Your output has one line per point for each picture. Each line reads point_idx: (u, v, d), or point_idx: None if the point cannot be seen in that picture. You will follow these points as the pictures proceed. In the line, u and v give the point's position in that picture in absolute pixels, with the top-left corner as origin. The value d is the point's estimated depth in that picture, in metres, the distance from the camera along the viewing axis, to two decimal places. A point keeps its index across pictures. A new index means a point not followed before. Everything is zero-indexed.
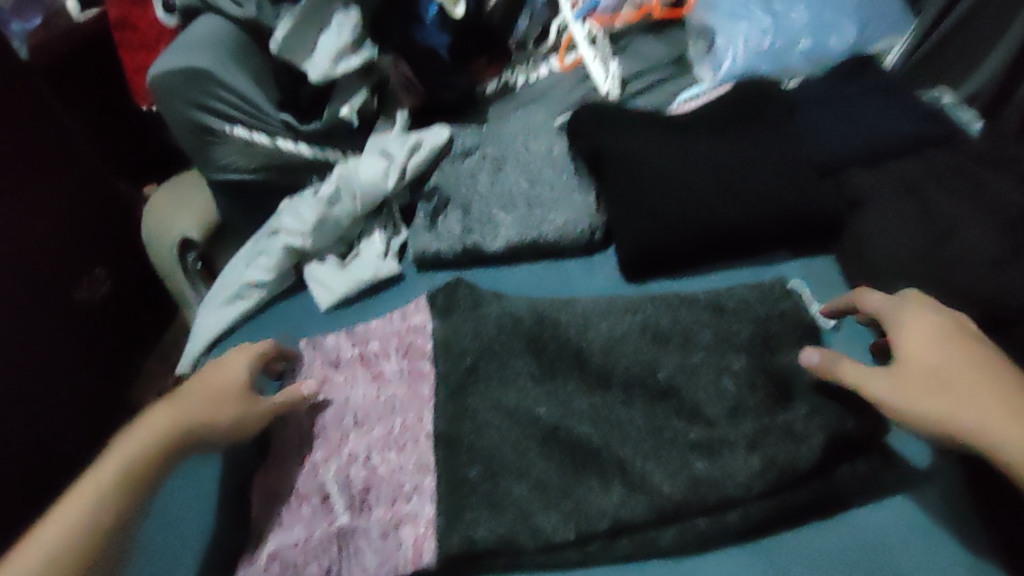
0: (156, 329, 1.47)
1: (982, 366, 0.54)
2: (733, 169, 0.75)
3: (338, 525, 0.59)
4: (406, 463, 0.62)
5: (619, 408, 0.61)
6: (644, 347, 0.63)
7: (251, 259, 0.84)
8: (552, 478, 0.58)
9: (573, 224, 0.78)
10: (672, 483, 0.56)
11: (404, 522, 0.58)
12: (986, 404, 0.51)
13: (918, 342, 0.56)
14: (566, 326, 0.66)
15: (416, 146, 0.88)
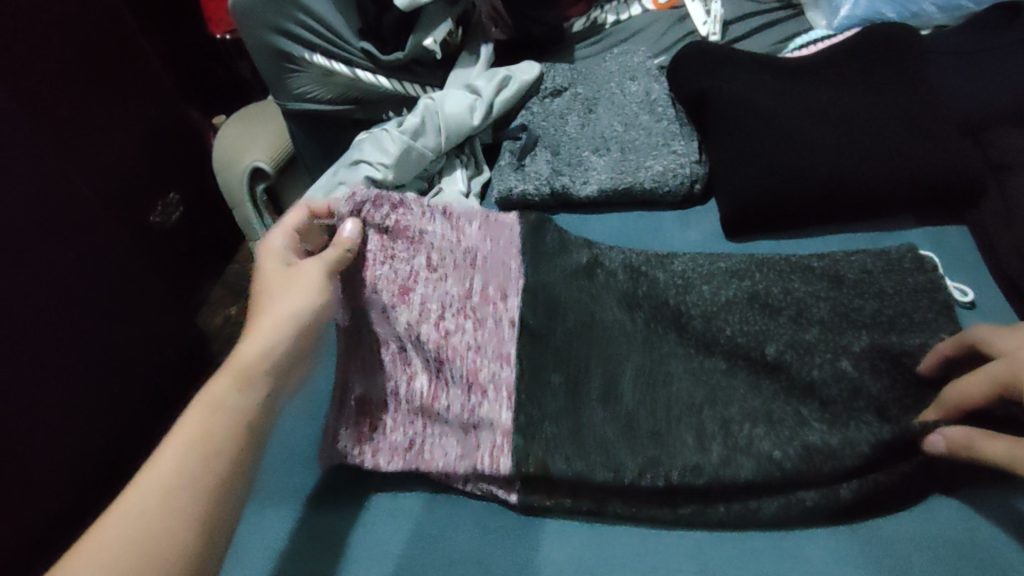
0: (219, 257, 1.50)
1: None
2: (856, 121, 0.69)
3: (419, 394, 0.59)
4: (484, 349, 0.59)
5: (720, 373, 0.57)
6: (752, 316, 0.59)
7: (330, 191, 0.81)
8: (642, 428, 0.56)
9: (671, 172, 0.72)
10: (782, 449, 0.52)
11: (481, 426, 0.57)
12: None
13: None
14: (665, 290, 0.62)
15: (505, 81, 0.84)
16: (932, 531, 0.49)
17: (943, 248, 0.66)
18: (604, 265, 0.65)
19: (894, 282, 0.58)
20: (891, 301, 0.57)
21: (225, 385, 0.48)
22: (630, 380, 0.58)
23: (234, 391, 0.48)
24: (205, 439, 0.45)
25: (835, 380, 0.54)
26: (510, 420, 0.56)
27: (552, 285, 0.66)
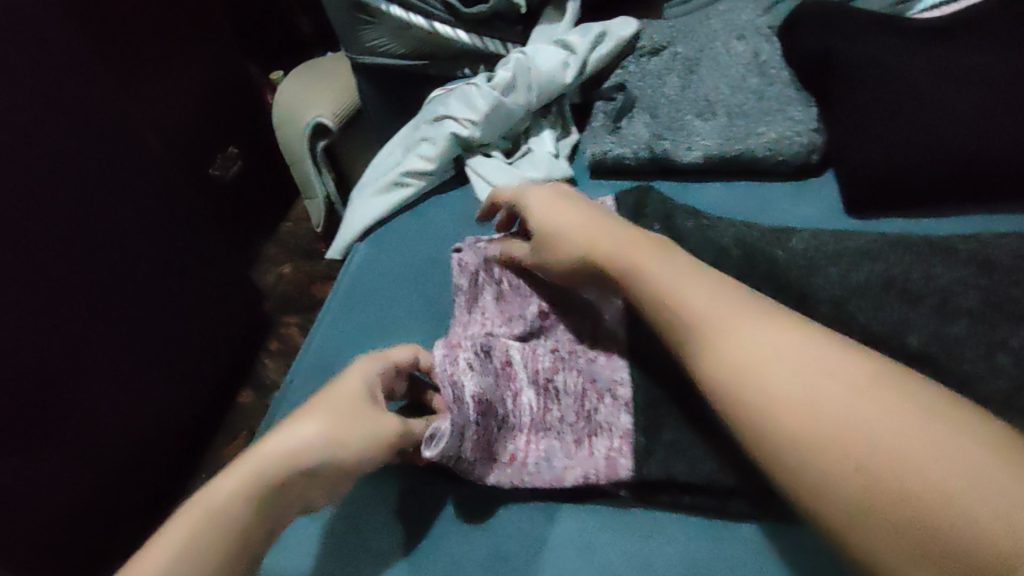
0: (273, 217, 1.48)
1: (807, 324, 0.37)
2: (1008, 89, 0.61)
3: (528, 410, 0.54)
4: (598, 363, 0.56)
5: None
6: (887, 303, 0.53)
7: (411, 146, 0.80)
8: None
9: (785, 140, 0.67)
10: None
11: (597, 434, 0.53)
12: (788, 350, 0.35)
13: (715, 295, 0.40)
14: (785, 269, 0.57)
15: (600, 36, 0.78)
16: None
17: None
18: (715, 243, 0.60)
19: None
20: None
21: (248, 483, 0.42)
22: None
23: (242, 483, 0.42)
24: (200, 546, 0.40)
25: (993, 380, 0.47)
26: (629, 423, 0.52)
27: None
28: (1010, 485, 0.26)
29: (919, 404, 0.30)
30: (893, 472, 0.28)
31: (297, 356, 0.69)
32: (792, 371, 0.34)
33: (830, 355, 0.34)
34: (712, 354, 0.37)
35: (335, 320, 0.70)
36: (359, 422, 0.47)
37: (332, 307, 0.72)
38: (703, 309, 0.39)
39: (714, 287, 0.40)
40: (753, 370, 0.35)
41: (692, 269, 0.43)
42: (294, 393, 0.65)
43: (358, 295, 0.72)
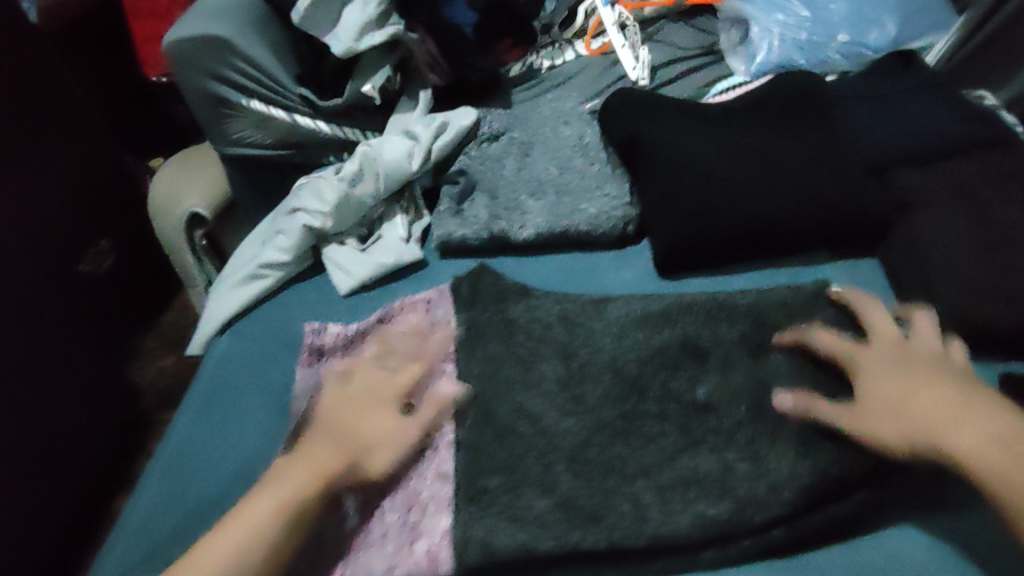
0: (152, 307, 1.46)
1: (944, 378, 0.55)
2: (775, 164, 0.72)
3: (349, 530, 0.58)
4: (422, 470, 0.60)
5: (652, 419, 0.59)
6: (681, 362, 0.61)
7: (269, 239, 0.83)
8: (580, 496, 0.56)
9: (603, 215, 0.75)
10: (716, 505, 0.54)
11: (419, 535, 0.56)
12: (929, 417, 0.52)
13: (896, 391, 0.54)
14: (600, 339, 0.64)
15: (442, 127, 0.86)
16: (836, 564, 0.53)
17: (854, 282, 0.69)
18: (541, 321, 0.67)
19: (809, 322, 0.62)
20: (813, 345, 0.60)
21: (255, 539, 0.53)
22: (567, 447, 0.58)
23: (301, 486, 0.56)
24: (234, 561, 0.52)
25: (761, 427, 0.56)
26: (448, 525, 0.56)
27: (490, 334, 0.68)
28: None
29: (974, 418, 0.52)
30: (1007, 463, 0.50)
31: (154, 457, 0.69)
32: (966, 440, 0.51)
33: (936, 405, 0.53)
34: (905, 423, 0.53)
35: (192, 416, 0.71)
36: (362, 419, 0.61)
37: (190, 402, 0.73)
38: (891, 401, 0.54)
39: (917, 383, 0.55)
40: (949, 445, 0.51)
41: (908, 359, 0.57)
42: (148, 498, 0.65)
43: (215, 389, 0.73)
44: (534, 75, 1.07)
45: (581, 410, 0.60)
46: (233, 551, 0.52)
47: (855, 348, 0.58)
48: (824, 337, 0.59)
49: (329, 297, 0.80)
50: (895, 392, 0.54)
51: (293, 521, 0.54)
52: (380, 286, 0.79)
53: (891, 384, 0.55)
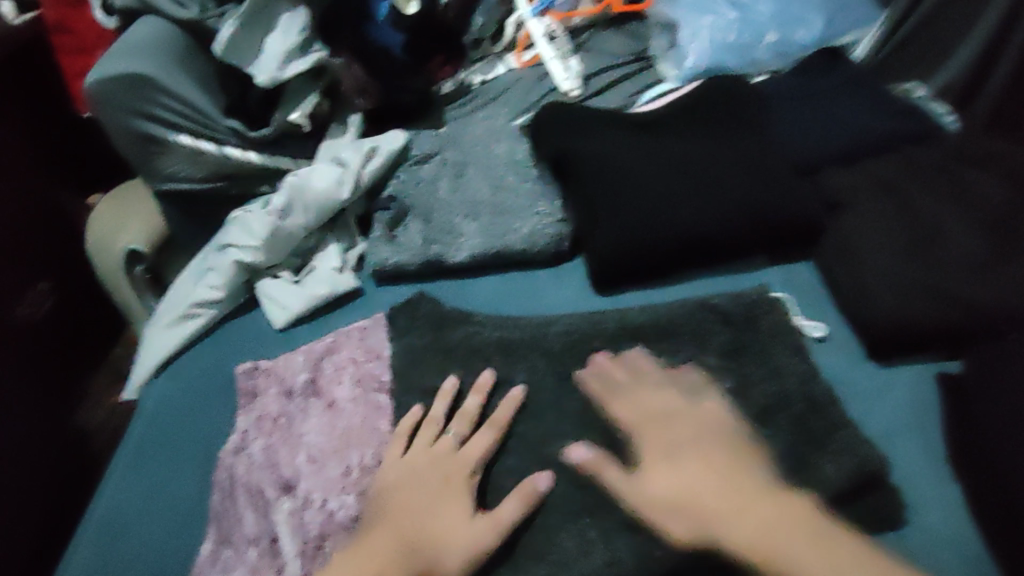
0: (98, 347, 1.40)
1: (706, 444, 0.54)
2: (707, 172, 0.72)
3: None
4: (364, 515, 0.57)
5: (598, 451, 0.58)
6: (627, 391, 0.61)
7: (201, 277, 0.81)
8: (519, 535, 0.54)
9: (537, 234, 0.75)
10: (665, 546, 0.51)
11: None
12: (701, 488, 0.51)
13: (684, 454, 0.53)
14: (544, 373, 0.63)
15: (372, 152, 0.84)
16: None
17: (791, 286, 0.70)
18: (479, 349, 0.66)
19: (750, 341, 0.62)
20: (750, 362, 0.60)
21: None
22: (509, 486, 0.57)
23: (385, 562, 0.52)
24: None
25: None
26: None
27: (431, 364, 0.66)
28: (774, 520, 0.48)
29: (741, 489, 0.50)
30: (738, 538, 0.48)
31: (86, 516, 0.65)
32: (743, 530, 0.48)
33: (713, 489, 0.51)
34: (685, 517, 0.50)
35: (126, 468, 0.68)
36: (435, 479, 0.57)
37: (123, 454, 0.69)
38: (673, 497, 0.51)
39: (703, 448, 0.53)
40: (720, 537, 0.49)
41: (692, 428, 0.55)
42: (80, 558, 0.62)
43: (149, 440, 0.70)
44: (466, 92, 1.05)
45: (523, 446, 0.59)
46: None
47: (640, 427, 0.56)
48: (619, 389, 0.60)
49: (264, 334, 0.77)
50: (680, 485, 0.52)
51: None
52: (318, 319, 0.77)
53: (654, 454, 0.54)
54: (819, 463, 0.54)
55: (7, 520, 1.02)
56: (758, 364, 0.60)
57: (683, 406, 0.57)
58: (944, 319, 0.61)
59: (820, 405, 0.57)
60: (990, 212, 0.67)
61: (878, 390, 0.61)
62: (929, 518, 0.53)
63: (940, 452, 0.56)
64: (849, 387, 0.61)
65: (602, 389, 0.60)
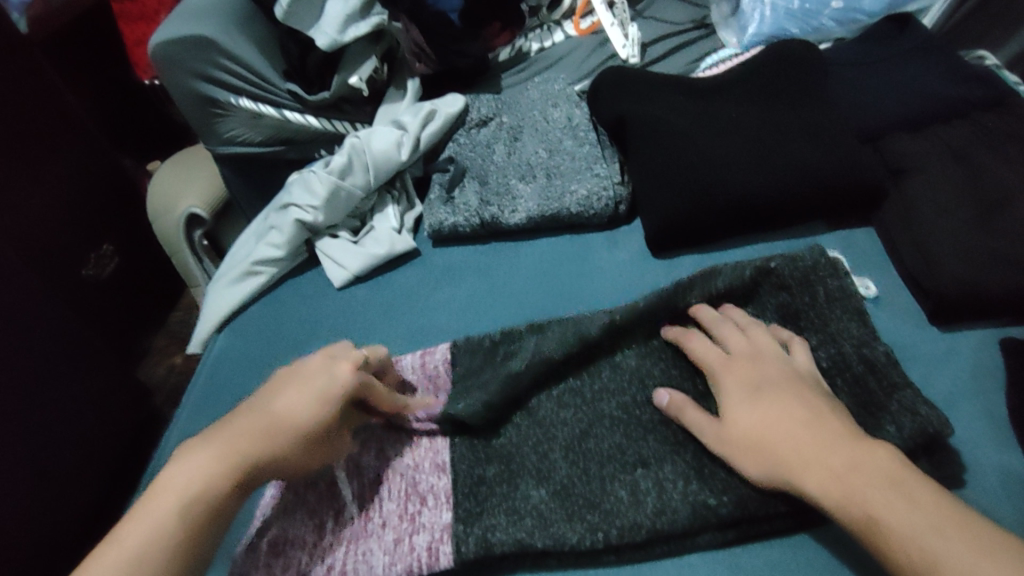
0: (157, 308, 1.46)
1: (799, 388, 0.53)
2: (768, 136, 0.71)
3: (350, 522, 0.56)
4: (421, 463, 0.60)
5: (651, 408, 0.59)
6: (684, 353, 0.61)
7: (262, 236, 0.82)
8: (575, 485, 0.56)
9: (595, 196, 0.74)
10: (718, 496, 0.52)
11: (419, 530, 0.55)
12: (786, 429, 0.50)
13: (770, 395, 0.52)
14: None
15: (431, 114, 0.85)
16: (841, 542, 0.52)
17: (852, 253, 0.69)
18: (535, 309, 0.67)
19: (809, 302, 0.61)
20: (809, 326, 0.60)
21: (160, 519, 0.46)
22: (564, 438, 0.58)
23: (225, 465, 0.49)
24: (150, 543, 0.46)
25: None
26: (450, 517, 0.55)
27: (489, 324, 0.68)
28: (864, 466, 0.46)
29: (830, 435, 0.49)
30: (824, 484, 0.46)
31: (155, 457, 0.69)
32: (831, 470, 0.47)
33: (799, 432, 0.49)
34: (764, 455, 0.50)
35: (193, 413, 0.71)
36: (311, 390, 0.53)
37: (190, 401, 0.73)
38: (757, 437, 0.51)
39: (791, 390, 0.52)
40: (805, 479, 0.47)
41: (780, 373, 0.54)
42: None
43: (213, 388, 0.73)
44: (523, 58, 1.07)
45: (578, 402, 0.60)
46: (166, 508, 0.47)
47: (723, 372, 0.56)
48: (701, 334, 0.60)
49: (322, 291, 0.80)
50: (760, 429, 0.51)
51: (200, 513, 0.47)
52: (375, 278, 0.79)
53: (737, 396, 0.54)
54: (881, 422, 0.53)
55: (75, 464, 1.08)
56: (816, 329, 0.60)
57: (764, 352, 0.56)
58: (1015, 285, 0.59)
59: (881, 364, 0.56)
60: None
61: (941, 356, 0.60)
62: (993, 485, 0.52)
63: (1002, 416, 0.56)
64: (910, 351, 0.61)
65: (684, 333, 0.61)
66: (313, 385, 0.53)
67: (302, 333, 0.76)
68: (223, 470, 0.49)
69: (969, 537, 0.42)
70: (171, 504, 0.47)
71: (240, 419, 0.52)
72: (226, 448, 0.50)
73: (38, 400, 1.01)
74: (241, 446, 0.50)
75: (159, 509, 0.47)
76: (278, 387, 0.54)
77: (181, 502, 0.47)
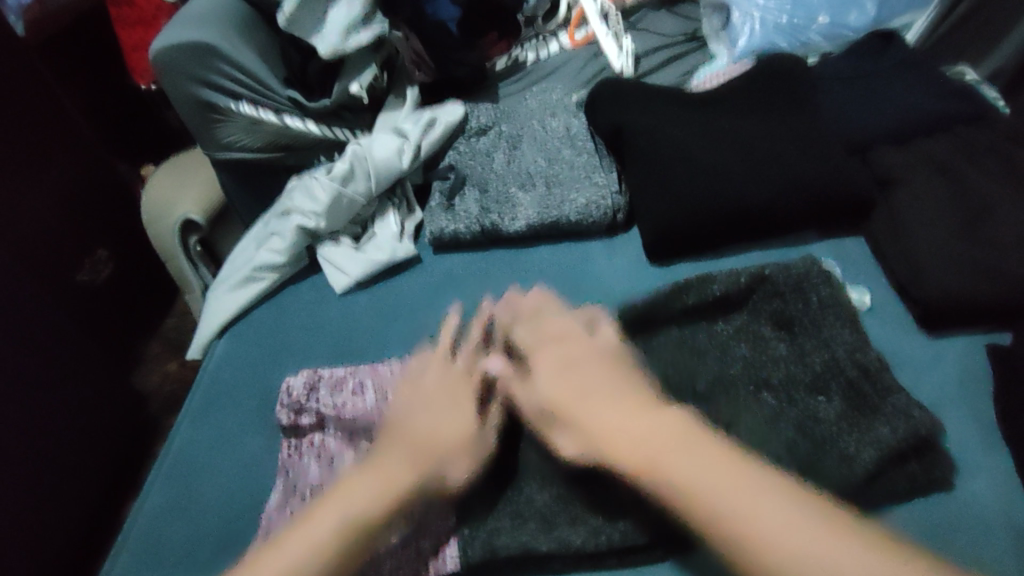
0: (150, 314, 1.45)
1: (614, 380, 0.53)
2: (762, 148, 0.73)
3: None
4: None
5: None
6: (683, 359, 0.62)
7: (263, 241, 0.83)
8: (577, 488, 0.57)
9: (594, 204, 0.76)
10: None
11: (425, 533, 0.56)
12: (607, 415, 0.50)
13: (580, 381, 0.53)
14: None
15: (431, 123, 0.86)
16: None
17: (842, 261, 0.71)
18: None
19: (803, 308, 0.63)
20: (802, 332, 0.62)
21: (323, 547, 0.49)
22: None
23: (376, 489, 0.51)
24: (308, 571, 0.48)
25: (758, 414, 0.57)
26: (457, 522, 0.57)
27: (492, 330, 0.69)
28: (718, 462, 0.46)
29: (655, 427, 0.49)
30: (672, 475, 0.46)
31: (158, 460, 0.69)
32: (655, 457, 0.46)
33: (611, 418, 0.49)
34: (579, 430, 0.50)
35: (197, 417, 0.72)
36: (441, 414, 0.56)
37: (193, 405, 0.74)
38: (567, 420, 0.51)
39: (578, 375, 0.53)
40: (632, 466, 0.47)
41: (592, 359, 0.55)
42: (157, 498, 0.65)
43: (216, 391, 0.74)
44: (520, 68, 1.09)
45: None
46: (326, 538, 0.49)
47: (532, 352, 0.57)
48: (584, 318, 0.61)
49: (323, 297, 0.81)
50: (622, 393, 0.52)
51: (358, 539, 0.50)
52: (376, 284, 0.80)
53: (544, 374, 0.54)
54: (872, 424, 0.55)
55: (70, 470, 1.08)
56: (810, 335, 0.62)
57: (568, 337, 0.58)
58: (997, 293, 0.62)
59: (872, 369, 0.58)
60: None
61: (927, 361, 0.62)
62: (978, 486, 0.54)
63: (986, 419, 0.58)
64: (898, 357, 0.63)
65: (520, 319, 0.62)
66: (434, 406, 0.56)
67: (306, 338, 0.76)
68: (379, 495, 0.51)
69: (798, 514, 0.43)
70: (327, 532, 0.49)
71: (388, 445, 0.54)
72: (385, 474, 0.52)
73: (33, 405, 1.01)
74: (398, 472, 0.52)
75: (316, 539, 0.49)
76: (402, 413, 0.57)
77: (330, 530, 0.49)
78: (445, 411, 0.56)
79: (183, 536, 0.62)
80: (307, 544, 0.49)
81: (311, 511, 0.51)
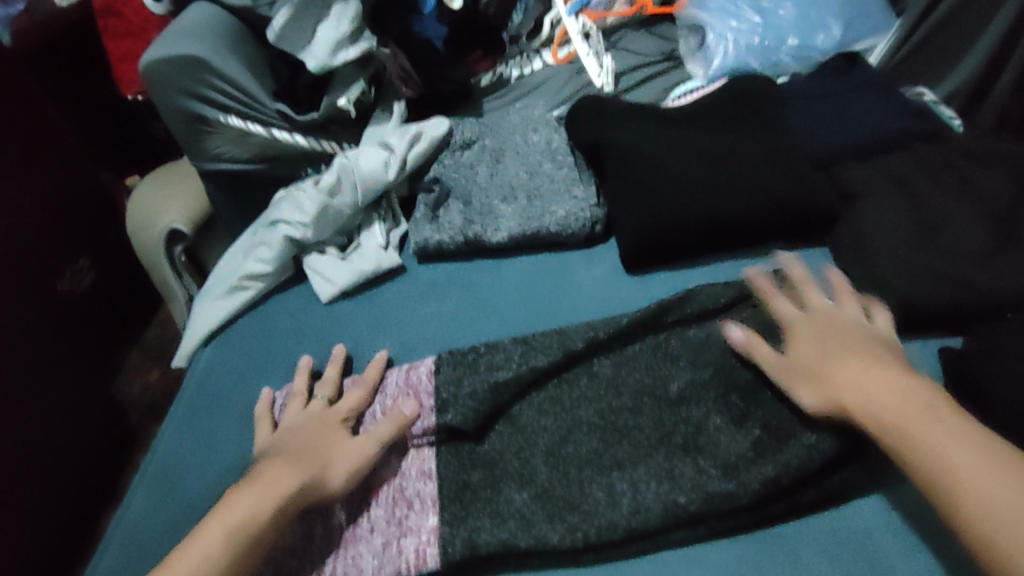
0: (133, 323, 1.45)
1: (879, 355, 0.58)
2: (733, 163, 0.77)
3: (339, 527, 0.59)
4: (406, 469, 0.62)
5: (627, 414, 0.62)
6: (657, 364, 0.65)
7: (251, 250, 0.85)
8: (555, 488, 0.59)
9: (573, 217, 0.79)
10: (687, 495, 0.57)
11: (406, 532, 0.58)
12: (870, 387, 0.55)
13: (826, 353, 0.59)
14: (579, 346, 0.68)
15: (416, 137, 0.89)
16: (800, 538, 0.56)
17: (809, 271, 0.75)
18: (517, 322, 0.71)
19: (774, 316, 0.66)
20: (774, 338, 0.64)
21: (228, 537, 0.53)
22: (545, 444, 0.62)
23: (279, 488, 0.56)
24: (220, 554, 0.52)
25: (726, 416, 0.61)
26: (435, 522, 0.58)
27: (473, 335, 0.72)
28: (969, 432, 0.51)
29: (913, 398, 0.54)
30: (909, 446, 0.51)
31: (141, 468, 0.70)
32: (910, 425, 0.52)
33: (883, 392, 0.54)
34: (823, 386, 0.57)
35: (183, 424, 0.73)
36: (318, 434, 0.62)
37: (179, 411, 0.75)
38: (838, 394, 0.56)
39: (848, 347, 0.59)
40: (889, 432, 0.52)
41: (851, 336, 0.60)
42: (139, 504, 0.67)
43: (202, 400, 0.75)
44: (504, 84, 1.12)
45: (558, 410, 0.63)
46: (226, 528, 0.53)
47: (800, 326, 0.63)
48: (781, 294, 0.67)
49: (309, 304, 0.82)
50: (883, 360, 0.58)
51: (256, 528, 0.53)
52: (361, 293, 0.81)
53: (806, 349, 0.61)
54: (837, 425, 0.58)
55: (52, 479, 1.08)
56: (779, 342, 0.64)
57: (818, 317, 0.63)
58: (952, 302, 0.66)
59: None
60: (998, 205, 0.72)
61: None
62: None
63: None
64: None
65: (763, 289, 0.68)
66: (306, 429, 0.63)
67: (291, 346, 0.78)
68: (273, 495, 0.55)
69: (1005, 477, 0.47)
70: (234, 523, 0.53)
71: (272, 460, 0.59)
72: (273, 475, 0.57)
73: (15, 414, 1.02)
74: (289, 476, 0.57)
75: (221, 529, 0.53)
76: (277, 442, 0.63)
77: (237, 522, 0.53)
78: (316, 432, 0.62)
79: (166, 542, 0.63)
80: (246, 511, 0.54)
81: (212, 512, 0.55)
